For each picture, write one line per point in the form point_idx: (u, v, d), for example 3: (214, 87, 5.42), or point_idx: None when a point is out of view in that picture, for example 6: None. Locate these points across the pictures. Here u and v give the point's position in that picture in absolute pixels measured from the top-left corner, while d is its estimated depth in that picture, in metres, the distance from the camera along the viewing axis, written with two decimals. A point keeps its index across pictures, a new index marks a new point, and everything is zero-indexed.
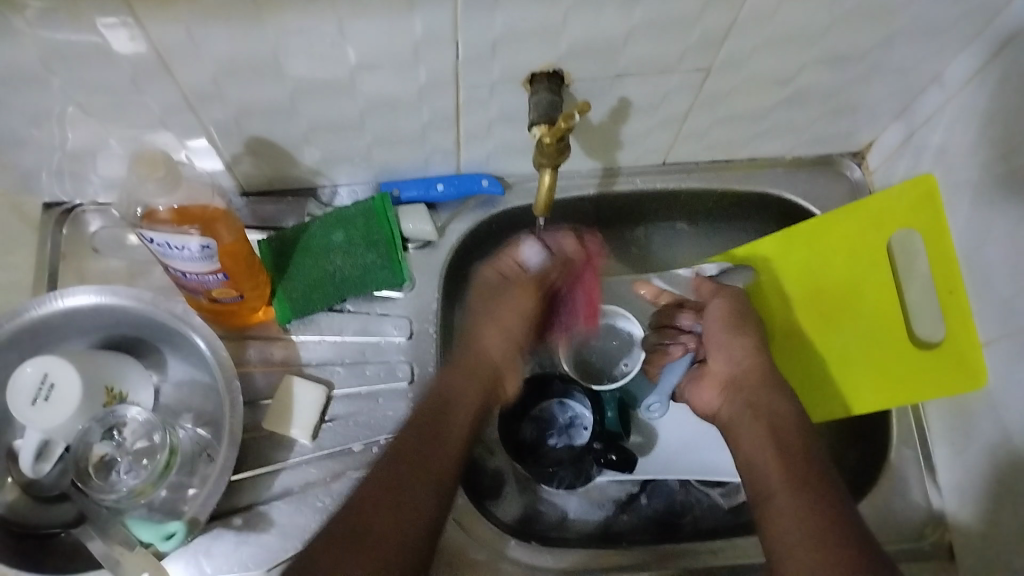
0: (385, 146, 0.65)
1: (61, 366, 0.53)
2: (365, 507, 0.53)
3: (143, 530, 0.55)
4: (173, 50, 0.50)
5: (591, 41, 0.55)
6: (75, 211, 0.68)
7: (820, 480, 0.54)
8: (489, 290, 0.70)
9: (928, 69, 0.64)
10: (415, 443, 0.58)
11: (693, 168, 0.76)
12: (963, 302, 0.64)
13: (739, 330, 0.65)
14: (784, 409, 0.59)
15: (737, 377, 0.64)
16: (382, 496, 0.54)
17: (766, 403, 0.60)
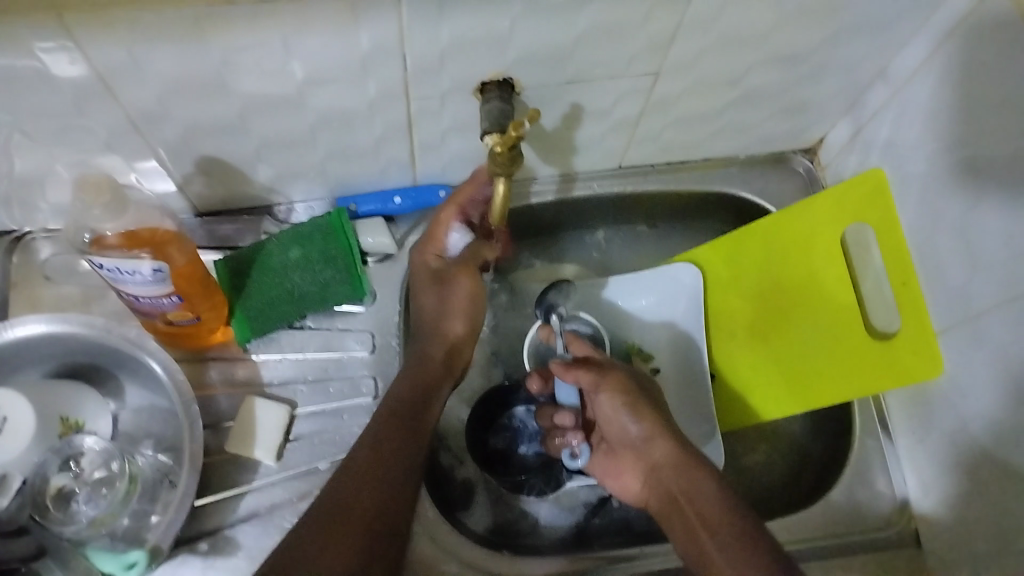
0: (338, 161, 0.64)
1: (12, 399, 0.53)
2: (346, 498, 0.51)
3: (105, 561, 0.55)
4: (114, 72, 0.49)
5: (538, 49, 0.55)
6: (25, 238, 0.66)
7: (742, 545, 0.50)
8: (429, 279, 0.66)
9: (872, 65, 0.66)
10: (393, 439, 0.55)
11: (649, 170, 0.76)
12: (916, 292, 0.64)
13: (633, 413, 0.61)
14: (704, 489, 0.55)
15: (653, 465, 0.60)
16: (357, 490, 0.51)
17: (686, 486, 0.57)
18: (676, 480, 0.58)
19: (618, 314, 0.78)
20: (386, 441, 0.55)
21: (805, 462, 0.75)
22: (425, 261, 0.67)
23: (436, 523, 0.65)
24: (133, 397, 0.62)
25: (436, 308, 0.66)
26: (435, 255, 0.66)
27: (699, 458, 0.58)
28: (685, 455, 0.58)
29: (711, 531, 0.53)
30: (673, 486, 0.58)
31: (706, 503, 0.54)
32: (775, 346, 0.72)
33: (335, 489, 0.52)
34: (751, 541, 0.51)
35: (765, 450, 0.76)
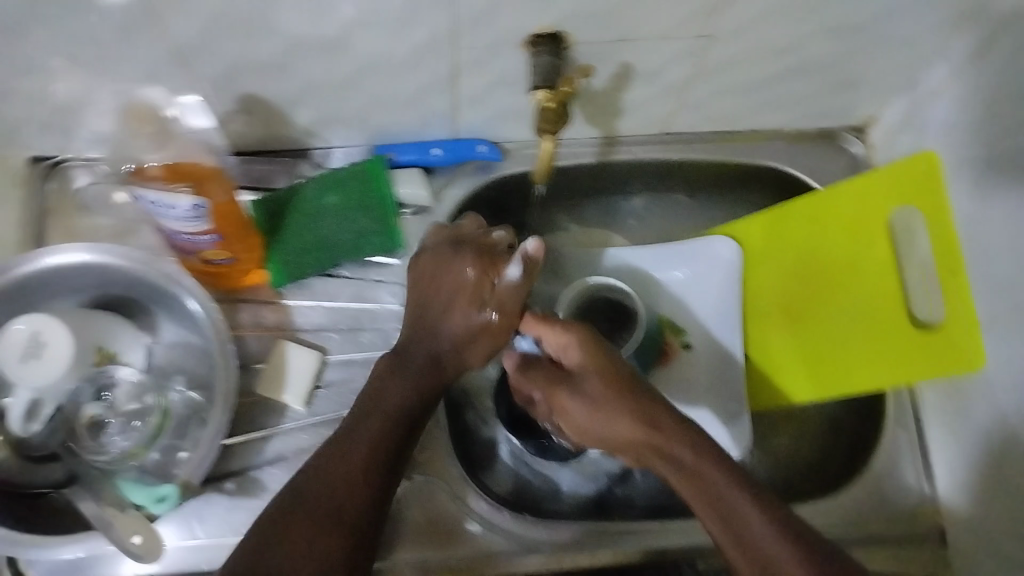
0: (381, 108, 0.64)
1: (51, 325, 0.52)
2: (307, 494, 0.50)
3: (136, 493, 0.55)
4: (163, 1, 0.48)
5: (597, 5, 0.53)
6: (61, 165, 0.66)
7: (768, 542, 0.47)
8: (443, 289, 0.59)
9: (935, 42, 0.63)
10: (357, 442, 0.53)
11: (694, 138, 0.75)
12: (963, 281, 0.62)
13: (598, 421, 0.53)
14: (708, 473, 0.49)
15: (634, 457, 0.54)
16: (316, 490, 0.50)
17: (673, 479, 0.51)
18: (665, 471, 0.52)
19: (650, 282, 0.77)
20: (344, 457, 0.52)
21: (832, 447, 0.74)
22: (463, 275, 0.58)
23: (459, 480, 0.65)
24: (166, 332, 0.63)
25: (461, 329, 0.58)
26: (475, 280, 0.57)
27: (691, 437, 0.51)
28: (671, 446, 0.51)
29: (727, 531, 0.49)
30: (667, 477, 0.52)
31: (712, 501, 0.49)
32: (815, 332, 0.72)
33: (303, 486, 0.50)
34: (781, 544, 0.47)
35: (792, 433, 0.76)
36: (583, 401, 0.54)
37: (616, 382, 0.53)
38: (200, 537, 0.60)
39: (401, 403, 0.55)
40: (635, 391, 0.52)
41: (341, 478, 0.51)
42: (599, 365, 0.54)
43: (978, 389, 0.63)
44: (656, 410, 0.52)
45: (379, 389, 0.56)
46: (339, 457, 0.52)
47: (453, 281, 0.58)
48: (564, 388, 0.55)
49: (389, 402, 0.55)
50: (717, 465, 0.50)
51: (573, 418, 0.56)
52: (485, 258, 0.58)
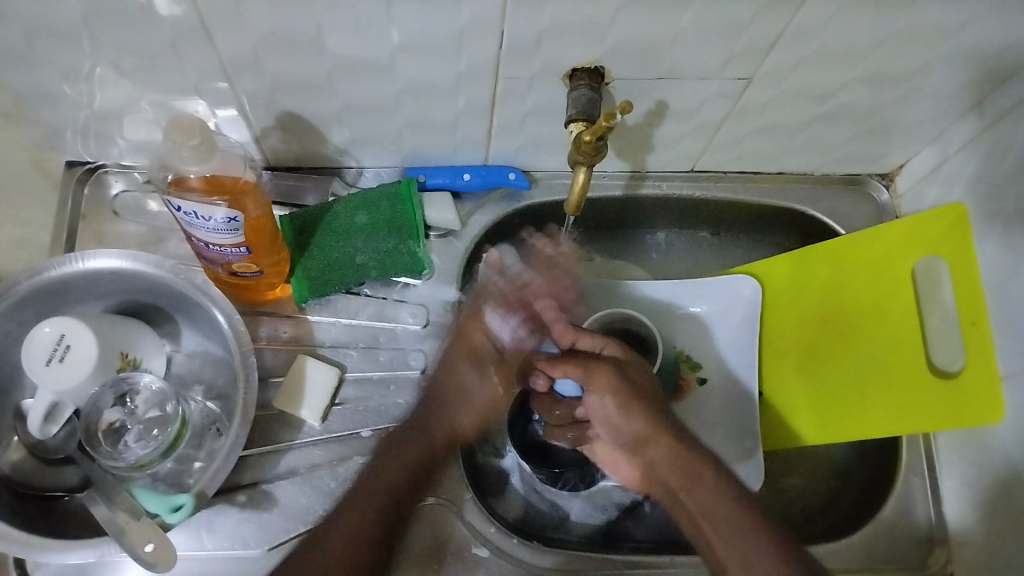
0: (415, 131, 0.64)
1: (77, 329, 0.53)
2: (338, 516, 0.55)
3: (151, 502, 0.53)
4: (214, 17, 0.49)
5: (637, 41, 0.54)
6: (98, 171, 0.67)
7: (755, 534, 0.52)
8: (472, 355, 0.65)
9: (968, 95, 0.64)
10: (375, 495, 0.56)
11: (721, 177, 0.75)
12: (985, 330, 0.62)
13: (625, 413, 0.57)
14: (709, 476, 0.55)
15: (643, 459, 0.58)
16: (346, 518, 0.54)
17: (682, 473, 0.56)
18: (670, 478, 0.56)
19: (670, 315, 0.77)
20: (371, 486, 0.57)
21: (844, 491, 0.73)
22: (468, 336, 0.65)
23: (469, 501, 0.65)
24: (188, 341, 0.63)
25: (452, 374, 0.64)
26: (479, 340, 0.65)
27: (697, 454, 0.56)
28: (687, 457, 0.56)
29: (716, 529, 0.53)
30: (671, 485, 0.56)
31: (708, 508, 0.53)
32: (833, 371, 0.71)
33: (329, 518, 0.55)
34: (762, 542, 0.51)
35: (805, 474, 0.75)
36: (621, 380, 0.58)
37: (641, 388, 0.59)
38: (208, 547, 0.60)
39: (420, 472, 0.60)
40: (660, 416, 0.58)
41: (368, 506, 0.56)
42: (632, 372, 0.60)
43: (997, 442, 0.63)
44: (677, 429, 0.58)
45: (402, 452, 0.60)
46: (357, 496, 0.56)
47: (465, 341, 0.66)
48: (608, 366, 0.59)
49: (396, 462, 0.59)
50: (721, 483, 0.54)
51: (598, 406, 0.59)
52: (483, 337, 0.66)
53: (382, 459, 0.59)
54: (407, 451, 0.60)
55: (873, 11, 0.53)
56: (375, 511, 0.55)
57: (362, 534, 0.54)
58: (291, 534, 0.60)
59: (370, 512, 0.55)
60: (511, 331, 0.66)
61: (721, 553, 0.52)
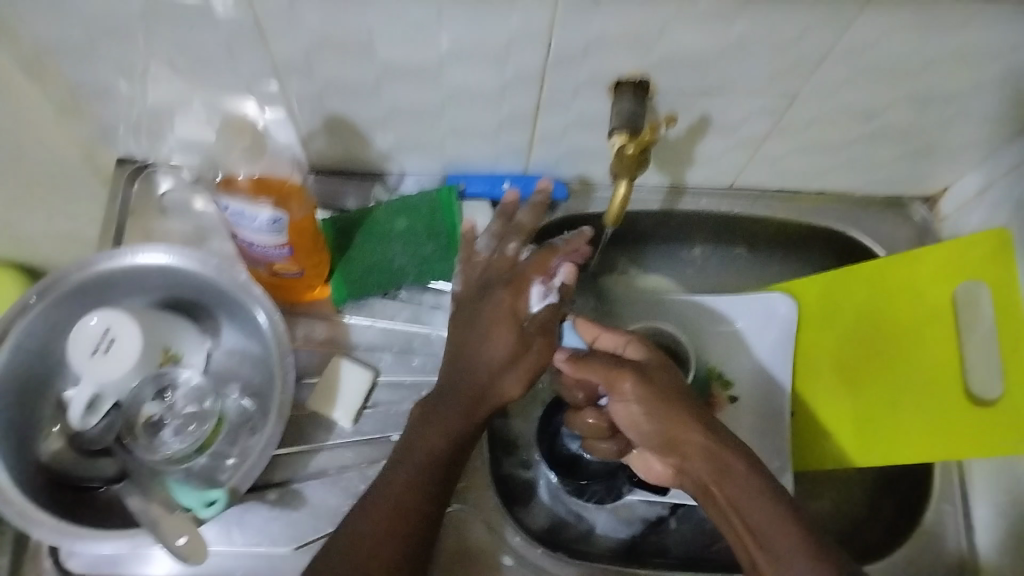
0: (457, 138, 0.65)
1: (122, 322, 0.54)
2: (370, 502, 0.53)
3: (185, 496, 0.54)
4: (269, 20, 0.50)
5: (682, 55, 0.54)
6: (146, 169, 0.68)
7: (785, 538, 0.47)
8: (493, 314, 0.59)
9: (1017, 119, 0.63)
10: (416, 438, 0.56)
11: (760, 194, 0.75)
12: (1022, 354, 0.61)
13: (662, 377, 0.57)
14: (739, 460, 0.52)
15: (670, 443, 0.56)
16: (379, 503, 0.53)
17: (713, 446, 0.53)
18: (701, 469, 0.53)
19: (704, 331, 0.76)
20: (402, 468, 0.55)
21: (875, 516, 0.73)
22: (499, 305, 0.59)
23: (495, 511, 0.65)
24: (227, 339, 0.64)
25: (484, 345, 0.58)
26: (518, 309, 0.59)
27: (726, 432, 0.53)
28: (716, 446, 0.52)
29: (751, 523, 0.49)
30: (700, 477, 0.53)
31: (740, 500, 0.50)
32: (870, 395, 0.70)
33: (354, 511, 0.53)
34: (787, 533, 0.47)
35: (834, 497, 0.74)
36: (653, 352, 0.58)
37: (670, 378, 0.57)
38: (238, 543, 0.60)
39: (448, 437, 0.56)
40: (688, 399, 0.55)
41: (396, 491, 0.53)
42: (659, 364, 0.58)
43: None
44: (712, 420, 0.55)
45: (437, 427, 0.56)
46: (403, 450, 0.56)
47: (490, 309, 0.59)
48: (630, 370, 0.55)
49: (440, 435, 0.56)
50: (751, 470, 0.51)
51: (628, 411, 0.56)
52: (518, 275, 0.61)
53: (410, 437, 0.57)
54: (448, 417, 0.56)
55: (924, 31, 0.52)
56: (415, 483, 0.54)
57: (407, 514, 0.53)
58: (320, 534, 0.61)
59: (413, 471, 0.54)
60: (493, 246, 0.64)
61: (759, 561, 0.48)
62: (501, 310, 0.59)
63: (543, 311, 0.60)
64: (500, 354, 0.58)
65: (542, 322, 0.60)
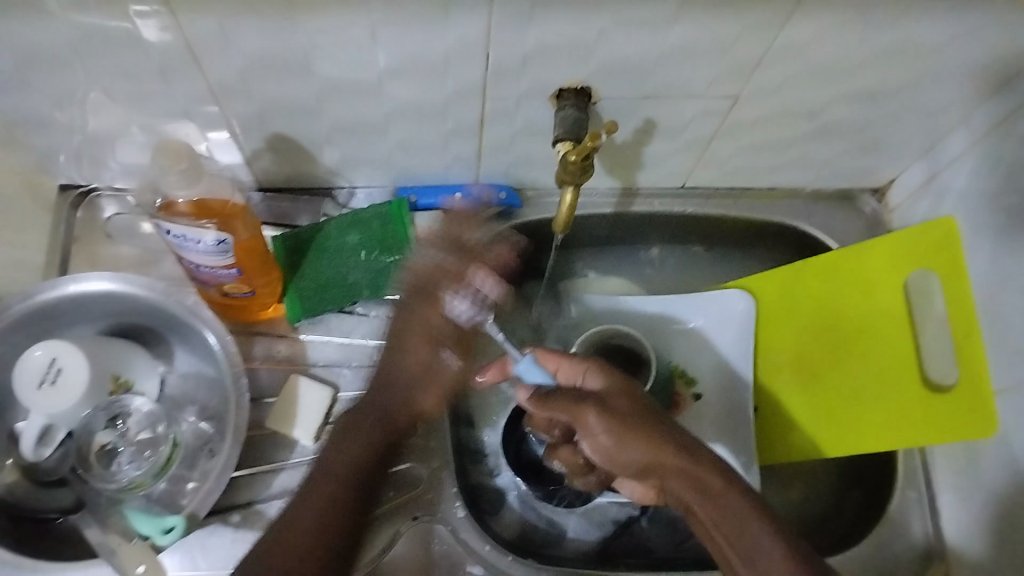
0: (406, 152, 0.65)
1: (69, 351, 0.53)
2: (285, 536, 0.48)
3: (143, 523, 0.53)
4: (201, 43, 0.50)
5: (621, 60, 0.54)
6: (91, 195, 0.68)
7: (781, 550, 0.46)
8: (403, 333, 0.60)
9: (956, 110, 0.64)
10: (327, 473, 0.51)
11: (713, 193, 0.76)
12: (976, 339, 0.62)
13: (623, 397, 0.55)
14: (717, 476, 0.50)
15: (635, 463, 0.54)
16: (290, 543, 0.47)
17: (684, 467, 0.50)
18: (680, 489, 0.50)
19: (664, 330, 0.77)
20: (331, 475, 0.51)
21: (844, 507, 0.73)
22: (418, 312, 0.60)
23: (463, 520, 0.65)
24: (181, 362, 0.63)
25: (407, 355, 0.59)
26: (433, 319, 0.60)
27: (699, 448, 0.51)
28: (692, 466, 0.50)
29: (737, 542, 0.47)
30: (680, 496, 0.50)
31: (722, 519, 0.48)
32: (826, 385, 0.71)
33: (282, 517, 0.49)
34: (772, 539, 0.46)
35: (802, 488, 0.74)
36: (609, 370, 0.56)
37: (639, 403, 0.54)
38: (202, 567, 0.60)
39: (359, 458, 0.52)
40: (660, 420, 0.52)
41: (312, 532, 0.48)
42: (624, 390, 0.54)
43: (992, 456, 0.62)
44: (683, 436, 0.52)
45: (342, 451, 0.52)
46: (311, 487, 0.50)
47: (409, 324, 0.60)
48: (592, 403, 0.53)
49: (354, 442, 0.53)
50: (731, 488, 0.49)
51: (596, 441, 0.53)
52: (432, 285, 0.62)
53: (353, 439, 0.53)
54: (364, 435, 0.53)
55: (859, 29, 0.53)
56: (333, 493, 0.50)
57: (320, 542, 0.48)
58: None
59: (327, 507, 0.49)
60: (433, 252, 0.64)
61: None
62: (420, 328, 0.60)
63: (461, 317, 0.61)
64: (416, 369, 0.58)
65: (460, 330, 0.61)
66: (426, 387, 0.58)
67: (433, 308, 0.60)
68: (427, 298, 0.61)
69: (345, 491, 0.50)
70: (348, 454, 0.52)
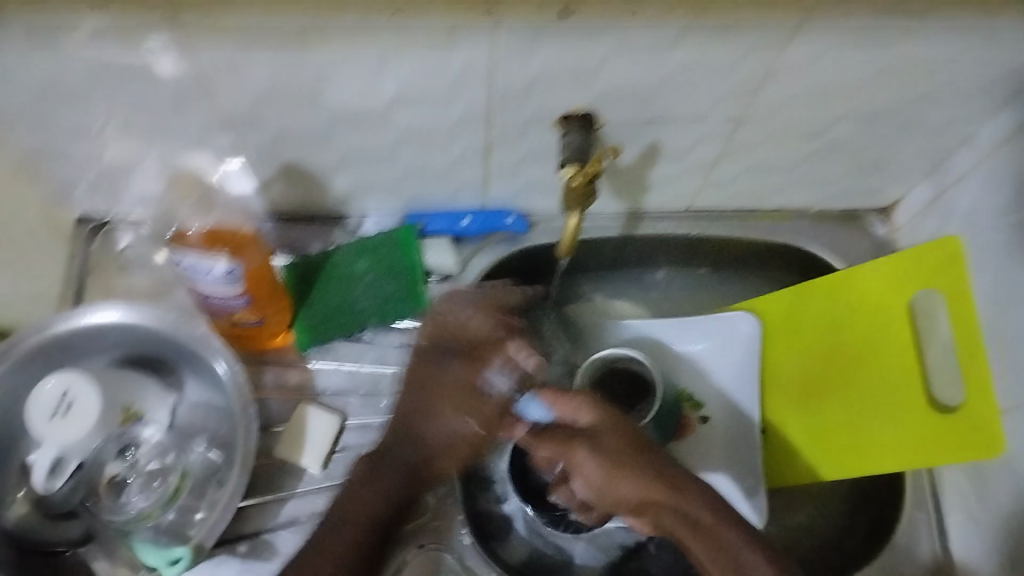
0: (414, 178, 0.65)
1: (81, 383, 0.53)
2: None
3: (151, 554, 0.56)
4: (214, 75, 0.51)
5: (627, 86, 0.55)
6: (106, 227, 0.68)
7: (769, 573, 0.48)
8: (430, 381, 0.62)
9: (959, 130, 0.64)
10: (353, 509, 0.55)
11: (718, 215, 0.76)
12: (984, 363, 0.61)
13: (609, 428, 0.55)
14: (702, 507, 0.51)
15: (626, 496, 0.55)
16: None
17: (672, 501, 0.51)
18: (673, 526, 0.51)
19: (668, 353, 0.77)
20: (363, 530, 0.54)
21: (851, 527, 0.73)
22: (454, 377, 0.61)
23: None
24: (191, 391, 0.63)
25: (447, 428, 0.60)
26: (469, 382, 0.61)
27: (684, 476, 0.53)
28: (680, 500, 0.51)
29: None
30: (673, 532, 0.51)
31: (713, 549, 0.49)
32: (832, 408, 0.71)
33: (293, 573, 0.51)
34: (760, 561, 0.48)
35: (809, 510, 0.74)
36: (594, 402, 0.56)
37: (626, 439, 0.54)
38: None
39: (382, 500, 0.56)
40: (650, 458, 0.53)
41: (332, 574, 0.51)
42: (613, 425, 0.54)
43: (1000, 473, 0.62)
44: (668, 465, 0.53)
45: (361, 495, 0.56)
46: (325, 538, 0.53)
47: (441, 379, 0.61)
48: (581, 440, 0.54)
49: (381, 501, 0.56)
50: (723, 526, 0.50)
51: (588, 481, 0.54)
52: (481, 346, 0.62)
53: (371, 498, 0.56)
54: (388, 480, 0.57)
55: (861, 51, 0.54)
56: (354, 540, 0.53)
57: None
58: None
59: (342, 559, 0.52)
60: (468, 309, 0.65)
61: None
62: (460, 386, 0.61)
63: (495, 389, 0.61)
64: (438, 431, 0.60)
65: (498, 406, 0.61)
66: (444, 456, 0.61)
67: (469, 367, 0.61)
68: (464, 355, 0.62)
69: (361, 548, 0.53)
70: (374, 510, 0.55)
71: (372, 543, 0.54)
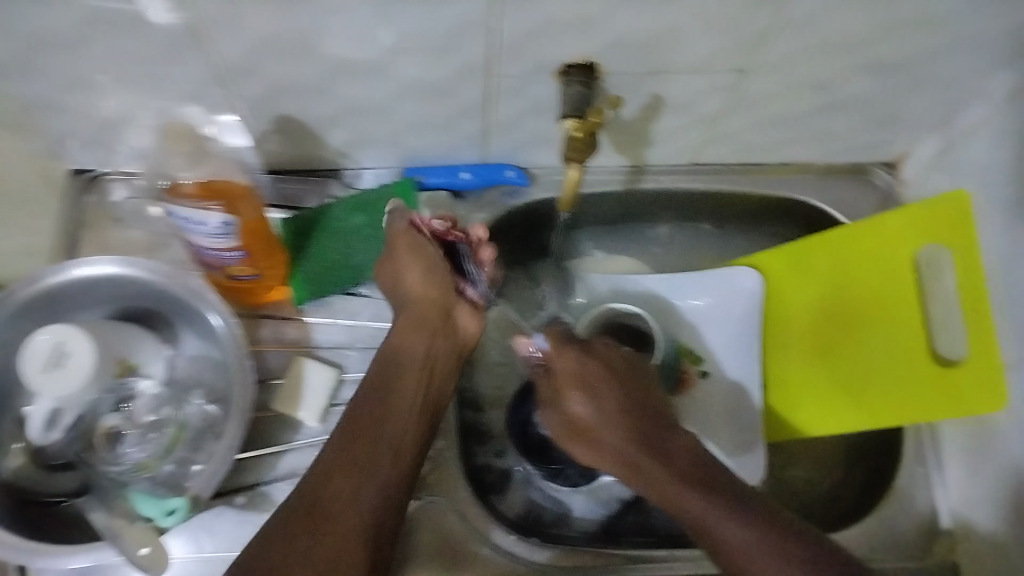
0: (412, 132, 0.64)
1: (75, 335, 0.53)
2: (319, 501, 0.51)
3: (146, 506, 0.55)
4: (207, 26, 0.50)
5: (628, 36, 0.54)
6: (100, 178, 0.68)
7: (752, 531, 0.50)
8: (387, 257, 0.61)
9: (975, 81, 0.62)
10: (365, 423, 0.55)
11: (723, 169, 0.74)
12: (987, 321, 0.60)
13: (596, 389, 0.56)
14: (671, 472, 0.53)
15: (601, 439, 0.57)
16: (329, 501, 0.51)
17: (646, 466, 0.54)
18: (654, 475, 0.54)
19: (670, 311, 0.76)
20: (362, 416, 0.55)
21: (851, 482, 0.72)
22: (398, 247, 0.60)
23: (465, 499, 0.64)
24: (188, 345, 0.64)
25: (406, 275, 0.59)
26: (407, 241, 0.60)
27: (654, 443, 0.54)
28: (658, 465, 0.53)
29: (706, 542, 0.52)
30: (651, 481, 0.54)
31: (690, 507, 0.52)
32: (831, 364, 0.70)
33: (304, 484, 0.52)
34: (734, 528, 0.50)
35: (809, 466, 0.74)
36: (582, 364, 0.57)
37: (593, 390, 0.56)
38: (206, 550, 0.60)
39: (385, 375, 0.58)
40: (634, 415, 0.55)
41: (348, 489, 0.52)
42: (586, 376, 0.57)
43: (1003, 431, 0.62)
44: (643, 424, 0.55)
45: (370, 375, 0.58)
46: (334, 456, 0.53)
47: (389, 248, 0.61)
48: (575, 389, 0.57)
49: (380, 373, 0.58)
50: (691, 485, 0.52)
51: (580, 422, 0.57)
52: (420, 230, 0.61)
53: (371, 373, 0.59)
54: (388, 355, 0.58)
55: (875, 1, 0.52)
56: (351, 451, 0.53)
57: (368, 467, 0.53)
58: None
59: (349, 473, 0.52)
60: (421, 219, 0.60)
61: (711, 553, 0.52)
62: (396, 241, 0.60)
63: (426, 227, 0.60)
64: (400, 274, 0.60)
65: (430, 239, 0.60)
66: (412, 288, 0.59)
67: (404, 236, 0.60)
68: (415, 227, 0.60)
69: (369, 455, 0.53)
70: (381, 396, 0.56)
71: (374, 433, 0.54)
